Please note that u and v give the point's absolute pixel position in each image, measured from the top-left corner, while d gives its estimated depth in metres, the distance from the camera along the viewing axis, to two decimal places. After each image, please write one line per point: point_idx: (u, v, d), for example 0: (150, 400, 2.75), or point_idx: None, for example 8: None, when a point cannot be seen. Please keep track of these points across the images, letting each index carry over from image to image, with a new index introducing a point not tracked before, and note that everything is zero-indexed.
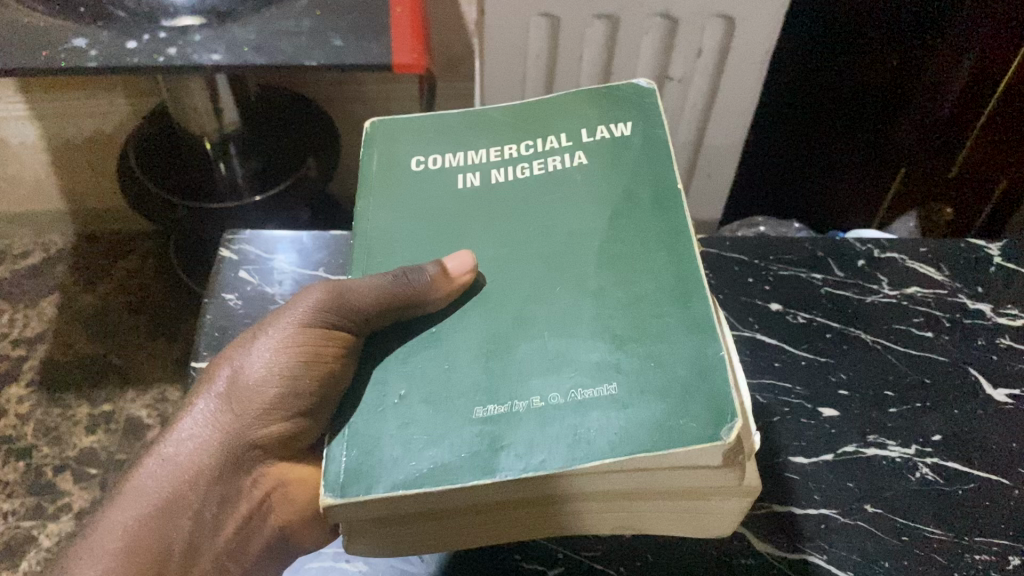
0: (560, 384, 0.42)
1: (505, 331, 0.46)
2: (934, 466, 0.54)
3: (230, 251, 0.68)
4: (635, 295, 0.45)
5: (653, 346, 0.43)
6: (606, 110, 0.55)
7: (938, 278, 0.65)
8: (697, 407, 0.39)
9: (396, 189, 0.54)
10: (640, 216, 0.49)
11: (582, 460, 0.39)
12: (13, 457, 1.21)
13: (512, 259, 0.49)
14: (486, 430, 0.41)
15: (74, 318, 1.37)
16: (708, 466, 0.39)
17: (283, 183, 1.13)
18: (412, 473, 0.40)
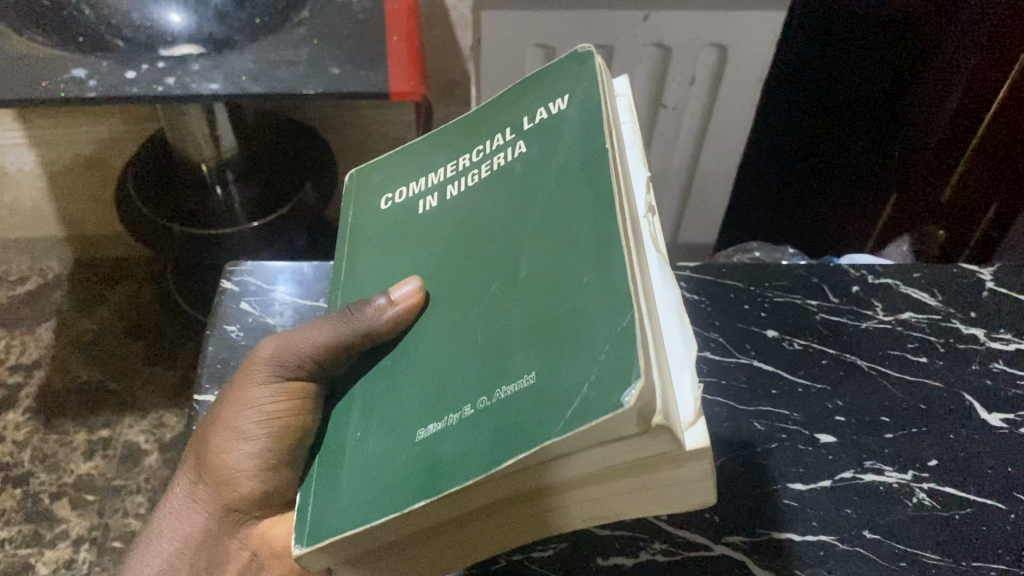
0: (489, 385, 0.38)
1: (450, 343, 0.43)
2: (930, 491, 0.54)
3: (230, 282, 0.68)
4: (559, 268, 0.39)
5: (571, 320, 0.37)
6: (543, 88, 0.49)
7: (931, 303, 0.66)
8: (599, 379, 0.33)
9: (371, 234, 0.55)
10: (566, 179, 0.43)
11: (494, 464, 0.34)
12: (11, 484, 1.21)
13: (464, 267, 0.46)
14: (424, 450, 0.38)
15: (72, 345, 1.37)
16: (623, 436, 0.33)
17: (282, 209, 1.14)
18: (360, 509, 0.39)
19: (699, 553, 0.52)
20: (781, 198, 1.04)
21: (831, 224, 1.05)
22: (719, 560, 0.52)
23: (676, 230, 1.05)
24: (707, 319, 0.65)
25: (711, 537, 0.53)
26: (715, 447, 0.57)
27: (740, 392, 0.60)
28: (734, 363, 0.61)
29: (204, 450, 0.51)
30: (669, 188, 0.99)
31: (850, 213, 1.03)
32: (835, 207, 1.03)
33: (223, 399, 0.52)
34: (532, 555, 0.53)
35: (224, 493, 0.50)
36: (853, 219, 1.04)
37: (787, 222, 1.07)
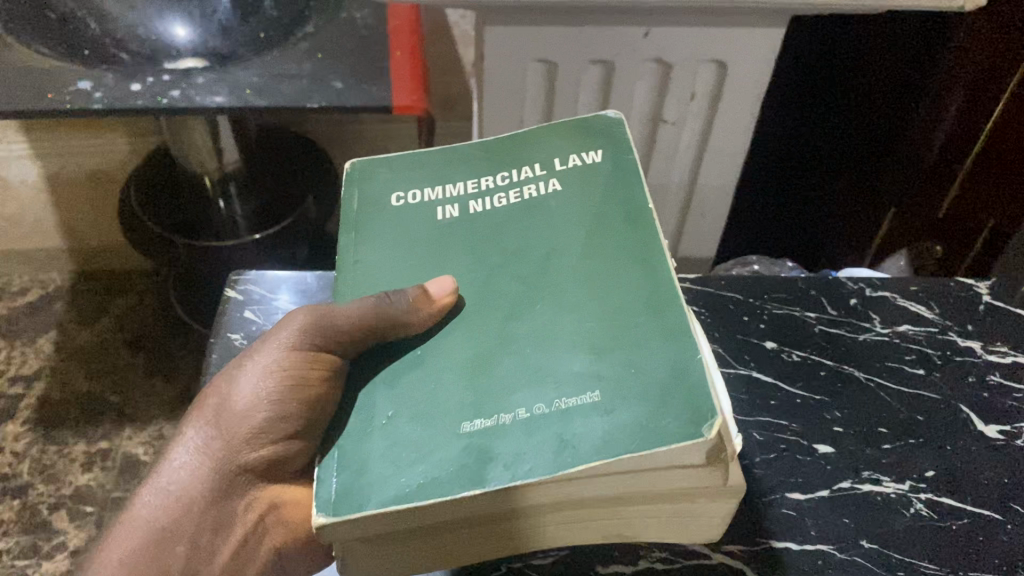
0: (543, 396, 0.42)
1: (489, 349, 0.46)
2: (928, 502, 0.55)
3: (235, 291, 0.69)
4: (612, 309, 0.45)
5: (631, 355, 0.43)
6: (577, 142, 0.55)
7: (928, 315, 0.66)
8: (677, 408, 0.39)
9: (376, 223, 0.55)
10: (613, 238, 0.49)
11: (570, 465, 0.38)
12: (9, 495, 1.21)
13: (492, 283, 0.49)
14: (475, 443, 0.41)
15: (72, 356, 1.37)
16: (689, 464, 0.40)
17: (284, 220, 1.15)
18: (402, 488, 0.40)
19: (698, 561, 0.53)
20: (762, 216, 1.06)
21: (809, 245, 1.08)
22: (718, 570, 0.52)
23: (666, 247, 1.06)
24: (707, 331, 0.65)
25: (710, 546, 0.53)
26: None
27: (740, 403, 0.60)
28: (733, 374, 0.62)
29: (223, 408, 0.50)
30: (665, 202, 1.00)
31: (822, 231, 1.06)
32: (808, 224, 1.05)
33: (246, 358, 0.50)
34: (533, 562, 0.53)
35: (239, 453, 0.49)
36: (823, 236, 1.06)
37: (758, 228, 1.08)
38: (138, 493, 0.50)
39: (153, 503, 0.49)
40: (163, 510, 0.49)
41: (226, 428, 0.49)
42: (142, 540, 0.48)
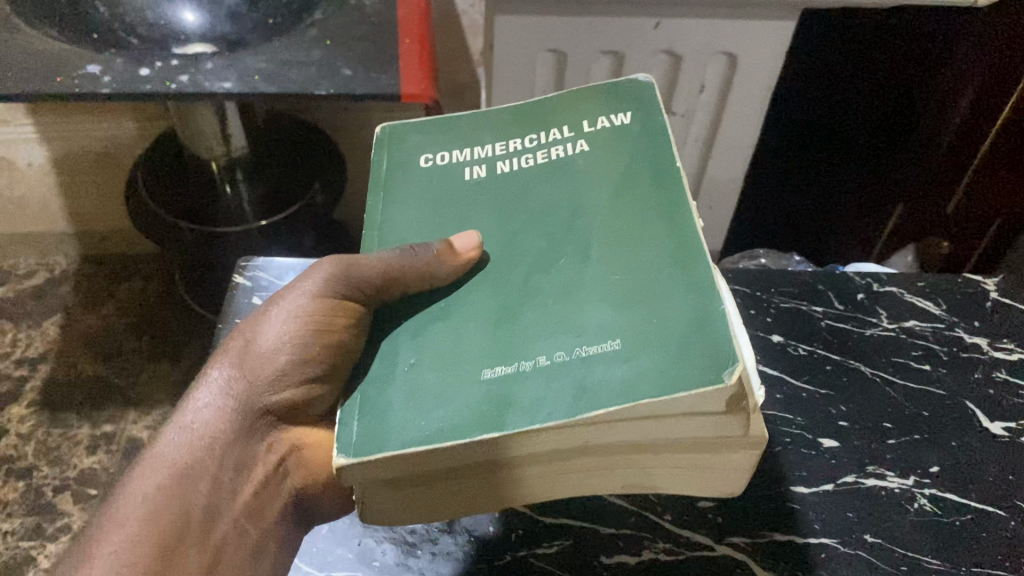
0: (564, 345, 0.42)
1: (512, 302, 0.46)
2: (931, 497, 0.55)
3: (243, 277, 0.69)
4: (636, 261, 0.45)
5: (652, 307, 0.42)
6: (606, 102, 0.54)
7: (935, 312, 0.66)
8: (696, 355, 0.38)
9: (401, 184, 0.55)
10: (639, 192, 0.48)
11: (587, 410, 0.38)
12: (14, 477, 1.22)
13: (518, 240, 0.49)
14: (495, 389, 0.41)
15: (77, 340, 1.38)
16: (709, 413, 0.39)
17: (292, 208, 1.15)
18: (421, 431, 0.40)
19: (701, 552, 0.53)
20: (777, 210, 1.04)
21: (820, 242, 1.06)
22: (721, 561, 0.52)
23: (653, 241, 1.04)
24: None
25: (714, 538, 0.53)
26: None
27: None
28: None
29: (247, 352, 0.50)
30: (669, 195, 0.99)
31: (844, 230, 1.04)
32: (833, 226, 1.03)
33: (271, 304, 0.51)
34: (537, 551, 0.53)
35: (266, 393, 0.50)
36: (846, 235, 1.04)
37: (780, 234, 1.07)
38: (161, 432, 0.50)
39: (176, 442, 0.49)
40: (188, 448, 0.49)
41: (251, 371, 0.50)
42: (166, 476, 0.47)
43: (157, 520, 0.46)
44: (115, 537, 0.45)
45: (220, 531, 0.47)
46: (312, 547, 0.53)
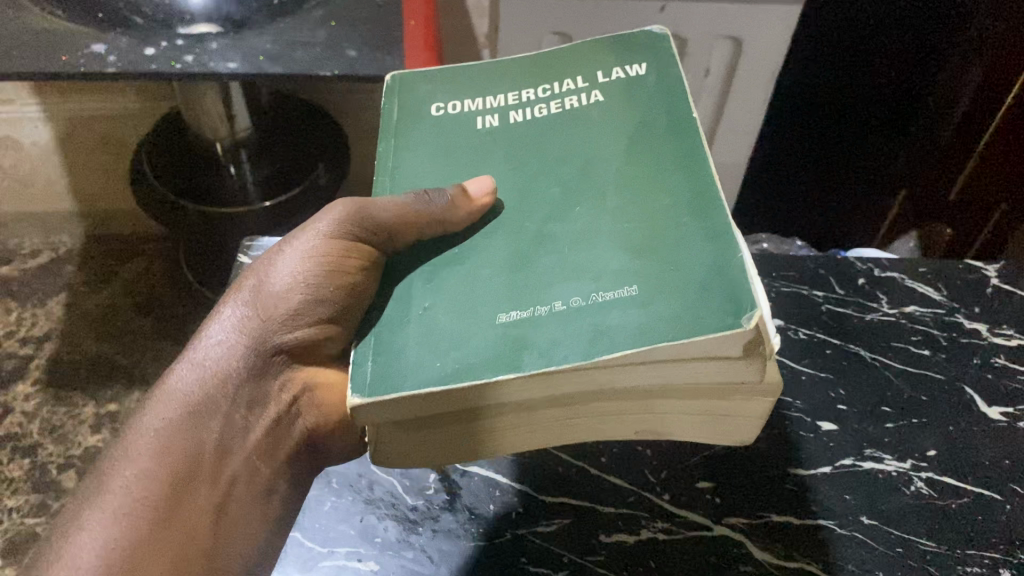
0: (581, 290, 0.42)
1: (527, 249, 0.46)
2: (928, 480, 0.55)
3: (247, 255, 0.68)
4: (653, 210, 0.44)
5: (669, 252, 0.42)
6: (620, 55, 0.54)
7: (936, 298, 0.66)
8: (714, 299, 0.38)
9: (413, 134, 0.55)
10: (655, 142, 0.48)
11: (603, 352, 0.38)
12: (19, 454, 1.23)
13: (534, 188, 0.49)
14: (511, 331, 0.41)
15: (83, 319, 1.38)
16: (726, 356, 0.38)
17: (295, 188, 1.15)
18: (436, 371, 0.40)
19: (699, 532, 0.53)
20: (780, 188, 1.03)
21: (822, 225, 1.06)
22: (719, 540, 0.53)
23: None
24: None
25: (712, 517, 0.54)
26: None
27: None
28: None
29: (260, 291, 0.51)
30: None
31: (851, 206, 1.03)
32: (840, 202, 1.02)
33: (283, 244, 0.52)
34: (536, 529, 0.53)
35: (275, 332, 0.49)
36: (852, 212, 1.03)
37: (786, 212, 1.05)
38: (173, 367, 0.50)
39: (190, 378, 0.49)
40: (200, 384, 0.49)
41: (263, 311, 0.50)
42: (178, 411, 0.48)
43: (168, 456, 0.47)
44: (125, 470, 0.46)
45: (232, 468, 0.48)
46: (315, 521, 0.53)
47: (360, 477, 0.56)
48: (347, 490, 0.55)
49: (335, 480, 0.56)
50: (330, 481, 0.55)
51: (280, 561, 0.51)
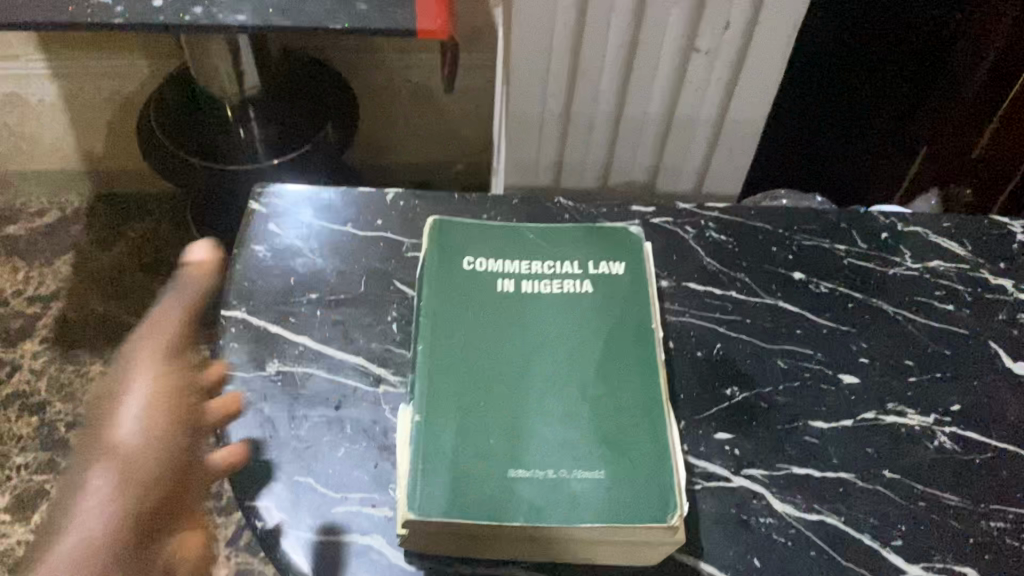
0: (554, 435, 0.49)
1: (511, 376, 0.52)
2: (951, 435, 0.55)
3: (259, 204, 0.65)
4: (613, 384, 0.52)
5: (622, 442, 0.49)
6: (598, 249, 0.59)
7: (961, 253, 0.65)
8: (649, 500, 0.47)
9: (428, 249, 0.58)
10: (624, 338, 0.54)
11: (572, 519, 0.46)
12: (27, 412, 1.22)
13: (526, 311, 0.55)
14: (500, 478, 0.47)
15: (90, 279, 1.37)
16: (654, 541, 0.47)
17: (301, 146, 1.12)
18: (442, 500, 0.46)
19: (717, 484, 0.52)
20: (796, 155, 0.99)
21: (836, 192, 1.03)
22: (740, 492, 0.52)
23: (615, 176, 0.91)
24: (735, 259, 0.64)
25: (731, 470, 0.53)
26: (733, 379, 0.57)
27: (763, 330, 0.60)
28: (759, 303, 0.61)
29: None
30: (642, 129, 0.85)
31: (871, 166, 1.00)
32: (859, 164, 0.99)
33: None
34: None
35: None
36: (872, 174, 1.01)
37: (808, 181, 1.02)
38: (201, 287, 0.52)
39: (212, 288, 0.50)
40: None
41: None
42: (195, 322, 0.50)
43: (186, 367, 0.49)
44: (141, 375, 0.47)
45: None
46: (327, 467, 0.52)
47: (374, 424, 0.54)
48: (362, 437, 0.53)
49: (349, 425, 0.54)
50: (344, 427, 0.54)
51: (293, 507, 0.50)
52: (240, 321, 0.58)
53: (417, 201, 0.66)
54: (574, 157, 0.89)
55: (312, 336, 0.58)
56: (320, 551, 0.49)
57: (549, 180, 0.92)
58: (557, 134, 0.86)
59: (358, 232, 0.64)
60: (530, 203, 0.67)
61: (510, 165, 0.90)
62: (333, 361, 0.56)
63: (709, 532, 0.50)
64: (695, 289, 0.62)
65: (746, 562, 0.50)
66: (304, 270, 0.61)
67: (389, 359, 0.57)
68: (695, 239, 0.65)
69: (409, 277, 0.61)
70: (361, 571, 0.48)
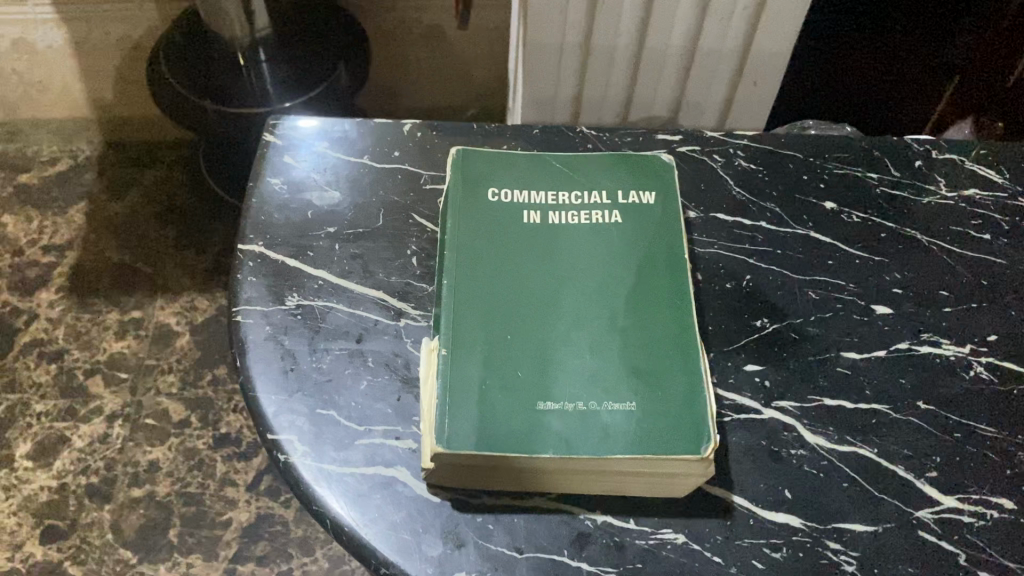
0: (583, 369, 0.48)
1: (538, 307, 0.51)
2: (989, 366, 0.54)
3: (275, 135, 0.64)
4: (645, 315, 0.51)
5: (655, 372, 0.48)
6: (630, 178, 0.57)
7: (999, 182, 0.64)
8: (682, 430, 0.45)
9: (452, 179, 0.56)
10: (654, 270, 0.53)
11: (603, 450, 0.45)
12: (45, 360, 1.20)
13: (555, 243, 0.54)
14: (530, 410, 0.46)
15: (104, 226, 1.34)
16: (686, 473, 0.46)
17: (317, 88, 1.10)
18: (469, 431, 0.45)
19: (747, 416, 0.51)
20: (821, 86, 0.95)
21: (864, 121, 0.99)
22: (770, 424, 0.51)
23: (636, 109, 0.85)
24: (764, 189, 0.62)
25: (761, 402, 0.52)
26: (763, 310, 0.56)
27: (794, 261, 0.58)
28: (791, 234, 0.60)
29: None
30: (666, 58, 0.78)
31: (903, 96, 0.95)
32: (889, 94, 0.95)
33: None
34: None
35: None
36: (904, 104, 0.96)
37: (835, 105, 0.98)
38: None
39: None
40: None
41: None
42: None
43: None
44: None
45: None
46: (351, 400, 0.51)
47: (397, 356, 0.53)
48: (384, 370, 0.52)
49: (371, 357, 0.53)
50: (366, 359, 0.52)
51: (316, 440, 0.49)
52: (257, 256, 0.57)
53: (435, 133, 0.65)
54: (593, 92, 0.82)
55: (330, 270, 0.56)
56: (344, 482, 0.48)
57: (567, 116, 0.86)
58: (575, 64, 0.79)
59: (375, 163, 0.62)
60: (551, 132, 0.65)
61: (527, 103, 0.84)
62: (353, 295, 0.55)
63: (740, 464, 0.49)
64: (723, 219, 0.60)
65: (777, 494, 0.49)
66: (322, 204, 0.60)
67: (410, 293, 0.56)
68: (723, 168, 0.63)
69: (429, 209, 0.60)
70: (385, 502, 0.47)
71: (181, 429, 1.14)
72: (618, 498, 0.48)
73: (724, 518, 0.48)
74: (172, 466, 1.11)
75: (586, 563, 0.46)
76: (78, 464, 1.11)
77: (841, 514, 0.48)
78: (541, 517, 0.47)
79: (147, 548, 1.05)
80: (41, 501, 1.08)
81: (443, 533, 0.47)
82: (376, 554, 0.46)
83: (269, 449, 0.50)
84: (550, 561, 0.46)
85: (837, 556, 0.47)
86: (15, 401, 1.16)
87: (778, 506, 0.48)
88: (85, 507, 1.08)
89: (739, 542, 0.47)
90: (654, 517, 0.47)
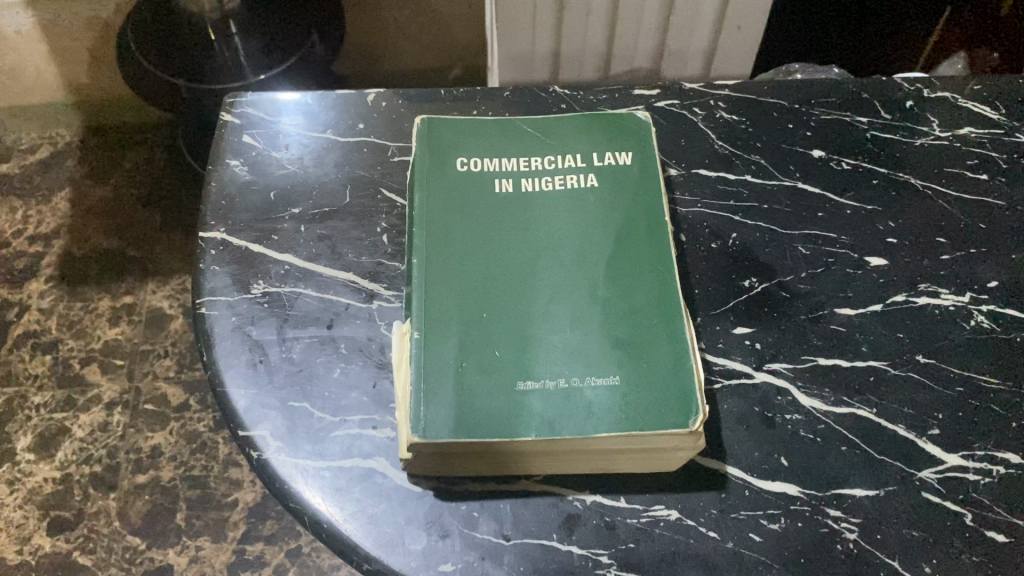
0: (568, 346, 0.46)
1: (515, 284, 0.48)
2: (989, 314, 0.52)
3: (234, 114, 0.61)
4: (627, 285, 0.48)
5: (642, 345, 0.46)
6: (607, 137, 0.54)
7: (995, 118, 0.61)
8: (671, 402, 0.43)
9: (417, 150, 0.53)
10: (635, 235, 0.50)
11: (588, 429, 0.42)
12: (39, 351, 1.18)
13: (529, 213, 0.51)
14: (513, 393, 0.44)
15: (89, 213, 1.31)
16: (675, 447, 0.44)
17: (290, 59, 1.05)
18: (447, 419, 0.43)
19: (739, 381, 0.49)
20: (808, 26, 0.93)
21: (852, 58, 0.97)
22: (763, 389, 0.49)
23: (617, 63, 0.81)
24: (748, 140, 0.59)
25: (752, 365, 0.49)
26: (751, 269, 0.53)
27: (782, 214, 0.56)
28: (777, 186, 0.57)
29: None
30: (644, 7, 0.74)
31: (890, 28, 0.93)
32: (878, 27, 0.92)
33: None
34: None
35: None
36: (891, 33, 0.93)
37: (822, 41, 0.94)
38: None
39: None
40: None
41: None
42: None
43: None
44: None
45: None
46: (324, 389, 0.49)
47: (370, 341, 0.51)
48: (358, 356, 0.50)
49: (343, 343, 0.50)
50: (338, 346, 0.50)
51: (290, 434, 0.47)
52: (220, 243, 0.54)
53: (401, 101, 0.62)
54: (571, 46, 0.78)
55: (297, 254, 0.54)
56: (322, 476, 0.46)
57: (546, 74, 0.82)
58: (550, 19, 0.75)
59: (340, 137, 0.59)
60: (523, 94, 0.62)
61: (502, 62, 0.80)
62: (321, 279, 0.53)
63: (731, 433, 0.47)
64: (706, 175, 0.57)
65: (773, 462, 0.47)
66: (286, 183, 0.57)
67: (381, 273, 0.53)
68: (704, 121, 0.60)
69: (398, 183, 0.57)
70: (365, 494, 0.46)
71: (181, 413, 1.12)
72: (607, 477, 0.46)
73: (718, 491, 0.46)
74: (175, 450, 1.10)
75: (577, 547, 0.44)
76: (80, 454, 1.09)
77: (842, 480, 0.46)
78: (528, 501, 0.45)
79: (155, 533, 1.04)
80: (46, 493, 1.07)
81: (427, 524, 0.45)
82: (357, 550, 0.44)
83: (242, 445, 0.48)
84: (538, 547, 0.44)
85: (838, 524, 0.45)
86: (13, 393, 1.14)
87: (775, 476, 0.46)
88: (91, 496, 1.06)
89: (736, 515, 0.45)
90: (645, 494, 0.46)
